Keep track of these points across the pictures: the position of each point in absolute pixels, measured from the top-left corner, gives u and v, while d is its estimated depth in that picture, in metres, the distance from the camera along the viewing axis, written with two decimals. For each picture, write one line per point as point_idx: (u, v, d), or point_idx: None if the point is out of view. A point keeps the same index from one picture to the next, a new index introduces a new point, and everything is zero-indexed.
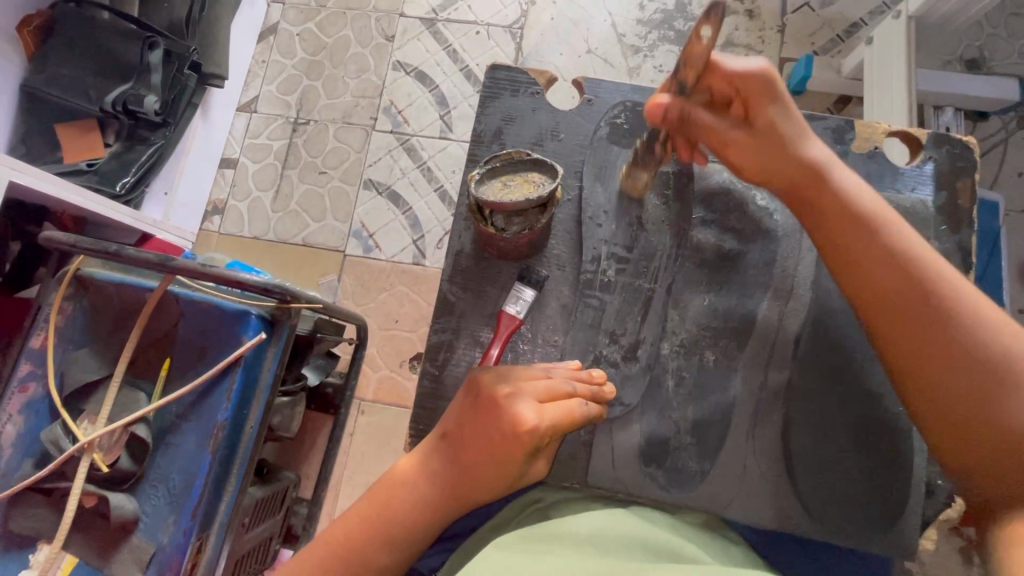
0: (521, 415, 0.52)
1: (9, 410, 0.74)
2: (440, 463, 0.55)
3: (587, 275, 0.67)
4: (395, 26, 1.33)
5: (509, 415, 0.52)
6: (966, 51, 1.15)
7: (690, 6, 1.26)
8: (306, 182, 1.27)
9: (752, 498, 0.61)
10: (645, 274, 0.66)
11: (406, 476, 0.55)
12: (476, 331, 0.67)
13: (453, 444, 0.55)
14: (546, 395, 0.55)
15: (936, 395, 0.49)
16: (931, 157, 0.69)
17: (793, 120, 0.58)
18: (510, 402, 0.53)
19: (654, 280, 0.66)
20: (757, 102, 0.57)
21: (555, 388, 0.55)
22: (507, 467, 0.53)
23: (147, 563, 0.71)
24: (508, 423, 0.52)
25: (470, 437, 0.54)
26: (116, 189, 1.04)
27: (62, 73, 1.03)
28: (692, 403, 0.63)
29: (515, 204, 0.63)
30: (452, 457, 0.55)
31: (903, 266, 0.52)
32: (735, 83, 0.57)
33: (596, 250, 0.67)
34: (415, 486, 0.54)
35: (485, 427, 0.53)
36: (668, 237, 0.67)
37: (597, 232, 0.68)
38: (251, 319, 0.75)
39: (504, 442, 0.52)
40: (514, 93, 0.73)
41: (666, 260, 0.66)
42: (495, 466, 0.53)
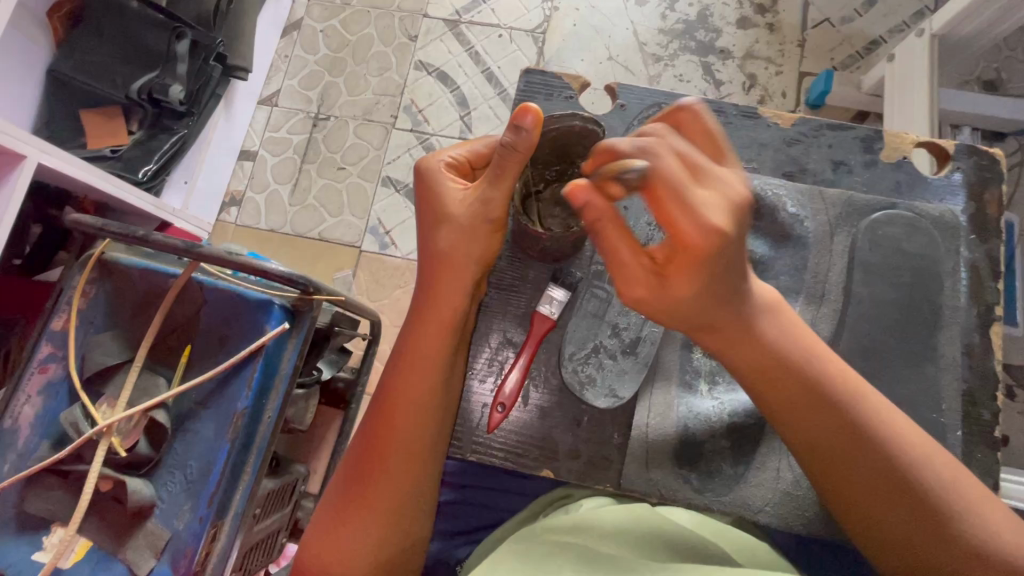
0: (444, 180, 0.57)
1: (27, 390, 0.74)
2: (425, 333, 0.57)
3: (598, 267, 0.66)
4: (418, 26, 1.34)
5: (436, 184, 0.57)
6: (984, 72, 1.16)
7: (712, 18, 1.28)
8: (325, 177, 1.28)
9: (785, 503, 0.59)
10: None
11: (406, 354, 0.57)
12: (506, 330, 0.65)
13: (437, 274, 0.57)
14: (465, 158, 0.59)
15: (828, 461, 0.51)
16: (958, 167, 0.68)
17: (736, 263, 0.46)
18: (441, 174, 0.57)
19: None
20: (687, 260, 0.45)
21: (475, 148, 0.60)
22: (471, 234, 0.56)
23: (162, 548, 0.70)
24: (441, 183, 0.57)
25: (429, 267, 0.58)
26: (139, 176, 1.04)
27: (90, 59, 1.04)
28: (725, 405, 0.61)
29: (558, 118, 0.56)
30: (433, 318, 0.57)
31: (819, 404, 0.51)
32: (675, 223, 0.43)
33: None
34: (411, 372, 0.56)
35: (424, 217, 0.58)
36: None
37: None
38: (274, 309, 0.75)
39: (448, 213, 0.56)
40: (548, 97, 0.73)
41: None
42: (462, 240, 0.56)
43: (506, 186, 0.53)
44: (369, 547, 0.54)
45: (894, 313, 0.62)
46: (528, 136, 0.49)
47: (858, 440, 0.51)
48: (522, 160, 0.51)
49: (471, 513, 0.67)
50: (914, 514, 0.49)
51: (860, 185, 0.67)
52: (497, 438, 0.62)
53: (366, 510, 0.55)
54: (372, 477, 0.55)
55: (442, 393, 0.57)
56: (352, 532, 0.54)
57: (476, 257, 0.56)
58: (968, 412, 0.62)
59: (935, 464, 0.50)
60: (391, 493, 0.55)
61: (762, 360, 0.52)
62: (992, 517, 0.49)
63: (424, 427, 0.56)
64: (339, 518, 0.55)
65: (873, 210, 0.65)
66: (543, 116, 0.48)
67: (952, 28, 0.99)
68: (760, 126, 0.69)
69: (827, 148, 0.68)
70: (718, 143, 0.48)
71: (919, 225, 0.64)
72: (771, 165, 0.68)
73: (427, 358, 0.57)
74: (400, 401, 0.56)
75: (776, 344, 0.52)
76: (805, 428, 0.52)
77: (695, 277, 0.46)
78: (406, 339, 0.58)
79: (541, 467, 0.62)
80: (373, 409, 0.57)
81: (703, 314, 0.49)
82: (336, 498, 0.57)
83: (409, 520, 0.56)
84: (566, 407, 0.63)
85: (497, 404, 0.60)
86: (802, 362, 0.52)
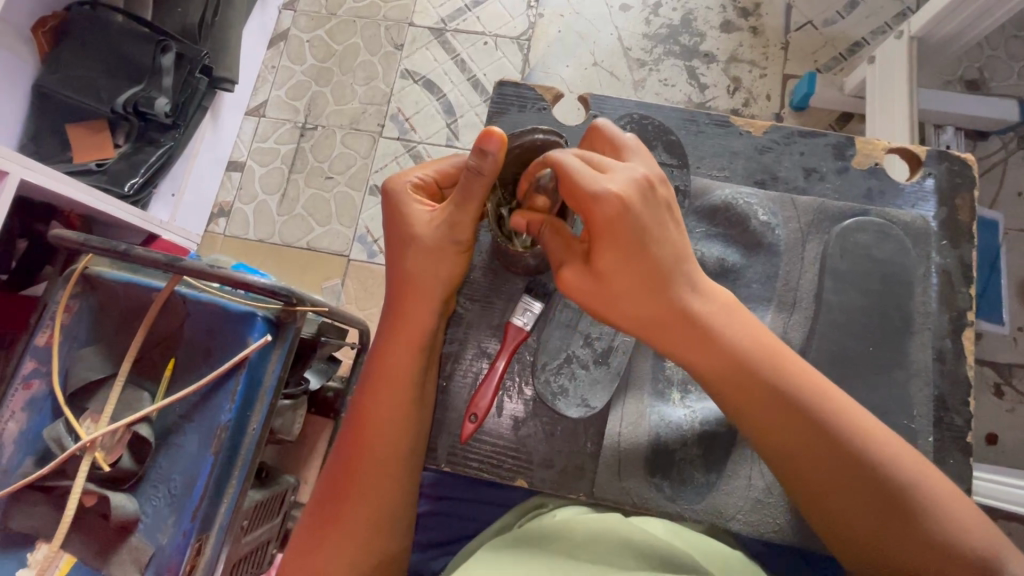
0: (412, 201, 0.57)
1: (11, 407, 0.74)
2: (392, 352, 0.57)
3: None
4: (404, 35, 1.34)
5: (403, 206, 0.57)
6: (966, 72, 1.17)
7: (696, 22, 1.28)
8: (312, 187, 1.28)
9: (759, 510, 0.59)
10: None
11: (375, 375, 0.58)
12: (481, 340, 0.65)
13: (407, 296, 0.57)
14: (433, 179, 0.59)
15: (799, 461, 0.51)
16: (928, 172, 0.68)
17: (654, 244, 0.50)
18: (406, 197, 0.58)
19: None
20: (608, 240, 0.49)
21: (444, 167, 0.60)
22: (438, 255, 0.56)
23: (145, 563, 0.70)
24: (406, 205, 0.57)
25: (397, 288, 0.58)
26: (124, 189, 1.04)
27: (74, 74, 1.04)
28: (698, 414, 0.62)
29: (518, 134, 0.59)
30: (400, 337, 0.58)
31: (787, 403, 0.51)
32: (584, 206, 0.49)
33: None
34: (380, 391, 0.57)
35: (392, 238, 0.59)
36: None
37: None
38: (257, 321, 0.75)
39: (414, 234, 0.57)
40: (521, 109, 0.73)
41: None
42: (430, 259, 0.57)
43: (471, 208, 0.54)
44: (342, 569, 0.54)
45: (865, 318, 0.62)
46: (493, 160, 0.50)
47: (832, 442, 0.50)
48: (487, 181, 0.52)
49: (450, 523, 0.67)
50: (891, 514, 0.49)
51: (832, 192, 0.68)
52: (472, 449, 0.63)
53: (342, 531, 0.55)
54: (345, 498, 0.56)
55: (413, 410, 0.58)
56: (329, 557, 0.54)
57: (444, 277, 0.57)
58: (939, 416, 0.62)
59: (897, 463, 0.50)
60: (361, 514, 0.55)
61: (713, 354, 0.52)
62: (956, 511, 0.49)
63: (396, 445, 0.57)
64: (314, 540, 0.55)
65: (843, 217, 0.66)
66: (507, 141, 0.49)
67: (930, 29, 1.00)
68: (731, 134, 0.69)
69: (799, 155, 0.69)
70: (623, 143, 0.54)
71: (889, 231, 0.65)
72: (743, 173, 0.68)
73: (397, 376, 0.57)
74: (369, 421, 0.56)
75: (725, 337, 0.52)
76: (771, 437, 0.52)
77: (617, 257, 0.50)
78: (374, 360, 0.59)
79: (517, 478, 0.62)
80: (347, 428, 0.58)
81: (637, 299, 0.51)
82: (311, 523, 0.57)
83: (382, 540, 0.56)
84: (542, 417, 0.63)
85: (469, 415, 0.59)
86: (758, 357, 0.52)
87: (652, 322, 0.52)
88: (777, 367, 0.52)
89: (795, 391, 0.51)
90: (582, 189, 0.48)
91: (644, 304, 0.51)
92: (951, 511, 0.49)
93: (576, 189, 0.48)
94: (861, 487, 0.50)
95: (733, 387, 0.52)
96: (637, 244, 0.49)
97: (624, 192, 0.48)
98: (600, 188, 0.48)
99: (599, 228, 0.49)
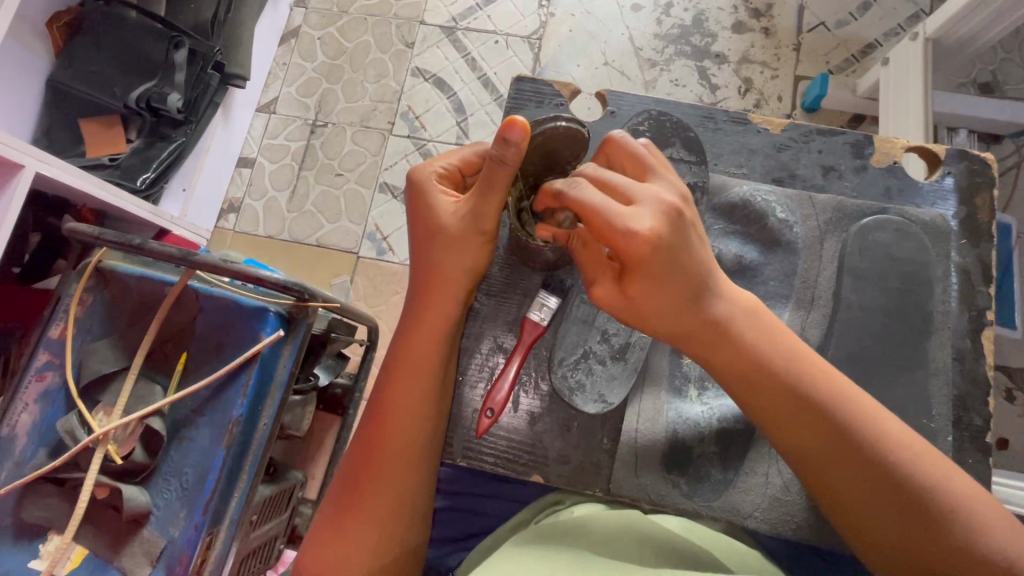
0: (436, 192, 0.58)
1: (25, 399, 0.75)
2: (415, 339, 0.58)
3: None
4: (415, 33, 1.35)
5: (428, 196, 0.58)
6: (980, 75, 1.16)
7: (708, 23, 1.28)
8: (322, 183, 1.28)
9: (775, 509, 0.59)
10: None
11: (398, 361, 0.58)
12: (497, 335, 0.65)
13: (430, 284, 0.58)
14: (456, 168, 0.59)
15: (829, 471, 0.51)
16: (946, 171, 0.68)
17: (681, 271, 0.50)
18: (431, 187, 0.58)
19: None
20: (637, 270, 0.49)
21: (466, 156, 0.59)
22: (462, 244, 0.56)
23: (157, 556, 0.71)
24: (432, 195, 0.57)
25: (421, 277, 0.58)
26: (136, 184, 1.04)
27: (89, 69, 1.04)
28: (716, 411, 0.61)
29: (540, 123, 0.54)
30: (421, 330, 0.58)
31: (812, 415, 0.51)
32: (608, 239, 0.49)
33: None
34: (402, 377, 0.57)
35: (416, 228, 0.59)
36: None
37: None
38: (269, 316, 0.75)
39: (439, 224, 0.57)
40: (539, 105, 0.73)
41: None
42: (454, 248, 0.57)
43: (495, 198, 0.54)
44: (359, 561, 0.54)
45: (883, 318, 0.62)
46: (516, 149, 0.49)
47: (857, 449, 0.50)
48: (510, 171, 0.51)
49: (462, 520, 0.67)
50: (923, 522, 0.49)
51: (850, 191, 0.67)
52: (487, 444, 0.63)
53: (361, 515, 0.55)
54: (363, 489, 0.55)
55: (430, 397, 0.57)
56: (349, 541, 0.54)
57: (467, 266, 0.57)
58: (957, 417, 0.62)
59: (928, 470, 0.49)
60: (376, 509, 0.55)
61: (739, 372, 0.53)
62: (990, 513, 0.49)
63: (417, 432, 0.57)
64: (334, 524, 0.56)
65: (863, 216, 0.65)
66: (530, 129, 0.48)
67: (945, 31, 1.00)
68: (746, 133, 0.69)
69: (815, 154, 0.69)
70: (644, 160, 0.53)
71: (909, 230, 0.64)
72: (759, 172, 0.68)
73: (420, 363, 0.57)
74: (387, 415, 0.56)
75: (751, 356, 0.52)
76: (793, 438, 0.52)
77: (644, 285, 0.50)
78: (393, 352, 0.59)
79: (532, 472, 0.62)
80: (368, 413, 0.58)
81: (666, 321, 0.52)
82: (330, 507, 0.57)
83: (398, 534, 0.56)
84: (557, 413, 0.63)
85: (486, 410, 0.58)
86: (782, 376, 0.52)
87: (682, 340, 0.53)
88: (804, 381, 0.52)
89: (824, 402, 0.51)
90: (607, 223, 0.48)
91: (675, 325, 0.52)
92: (982, 517, 0.48)
93: (600, 223, 0.48)
94: (884, 484, 0.50)
95: (760, 404, 0.53)
96: (665, 273, 0.49)
97: (649, 222, 0.48)
98: (625, 221, 0.47)
99: (627, 259, 0.49)
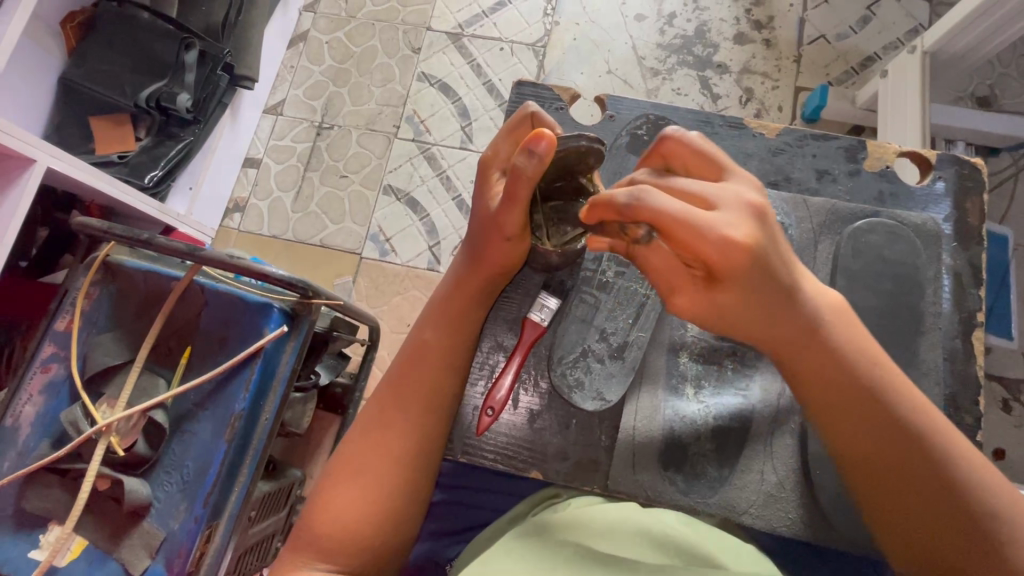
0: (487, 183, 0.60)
1: (30, 389, 0.76)
2: (452, 305, 0.62)
3: (585, 273, 0.67)
4: (421, 39, 1.37)
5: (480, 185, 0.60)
6: (978, 88, 1.18)
7: (710, 33, 1.30)
8: (326, 185, 1.30)
9: (769, 505, 0.60)
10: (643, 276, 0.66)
11: (436, 325, 0.61)
12: (499, 335, 0.66)
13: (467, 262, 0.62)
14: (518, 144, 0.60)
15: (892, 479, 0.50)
16: (941, 177, 0.69)
17: (774, 276, 0.47)
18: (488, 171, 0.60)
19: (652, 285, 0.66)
20: (731, 273, 0.46)
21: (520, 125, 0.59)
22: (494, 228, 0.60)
23: (156, 548, 0.71)
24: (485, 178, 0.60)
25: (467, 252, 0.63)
26: (144, 181, 1.06)
27: (101, 68, 1.06)
28: (710, 409, 0.62)
29: (562, 140, 0.54)
30: (461, 291, 0.62)
31: (883, 419, 0.50)
32: (694, 247, 0.45)
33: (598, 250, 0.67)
34: (437, 339, 0.60)
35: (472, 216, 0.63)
36: None
37: None
38: (273, 313, 0.76)
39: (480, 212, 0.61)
40: (539, 108, 0.75)
41: None
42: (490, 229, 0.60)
43: (519, 204, 0.55)
44: (377, 496, 0.54)
45: (877, 319, 0.63)
46: (539, 161, 0.51)
47: (917, 456, 0.49)
48: (530, 183, 0.53)
49: (460, 513, 0.67)
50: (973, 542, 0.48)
51: (844, 194, 0.69)
52: (487, 441, 0.63)
53: (375, 460, 0.55)
54: (383, 436, 0.56)
55: (446, 395, 0.60)
56: (358, 483, 0.55)
57: (500, 253, 0.60)
58: (949, 418, 0.62)
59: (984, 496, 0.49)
60: (402, 449, 0.56)
61: (817, 371, 0.51)
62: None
63: (442, 394, 0.59)
64: (346, 468, 0.56)
65: (854, 219, 0.66)
66: (555, 144, 0.50)
67: (943, 44, 1.02)
68: (744, 136, 0.71)
69: (812, 158, 0.70)
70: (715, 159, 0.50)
71: (901, 233, 0.65)
72: (757, 174, 0.70)
73: (452, 329, 0.61)
74: (430, 362, 0.60)
75: (831, 356, 0.51)
76: (840, 431, 0.52)
77: (732, 288, 0.47)
78: (437, 309, 0.62)
79: (532, 469, 0.63)
80: (399, 367, 0.60)
81: (756, 323, 0.50)
82: (343, 455, 0.57)
83: (418, 481, 0.57)
84: (557, 410, 0.64)
85: (486, 408, 0.59)
86: (864, 375, 0.51)
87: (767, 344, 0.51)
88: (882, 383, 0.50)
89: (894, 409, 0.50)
90: (691, 231, 0.44)
91: (760, 325, 0.50)
92: None
93: (683, 233, 0.45)
94: (932, 484, 0.49)
95: (831, 407, 0.51)
96: (760, 276, 0.47)
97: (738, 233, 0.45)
98: (712, 229, 0.44)
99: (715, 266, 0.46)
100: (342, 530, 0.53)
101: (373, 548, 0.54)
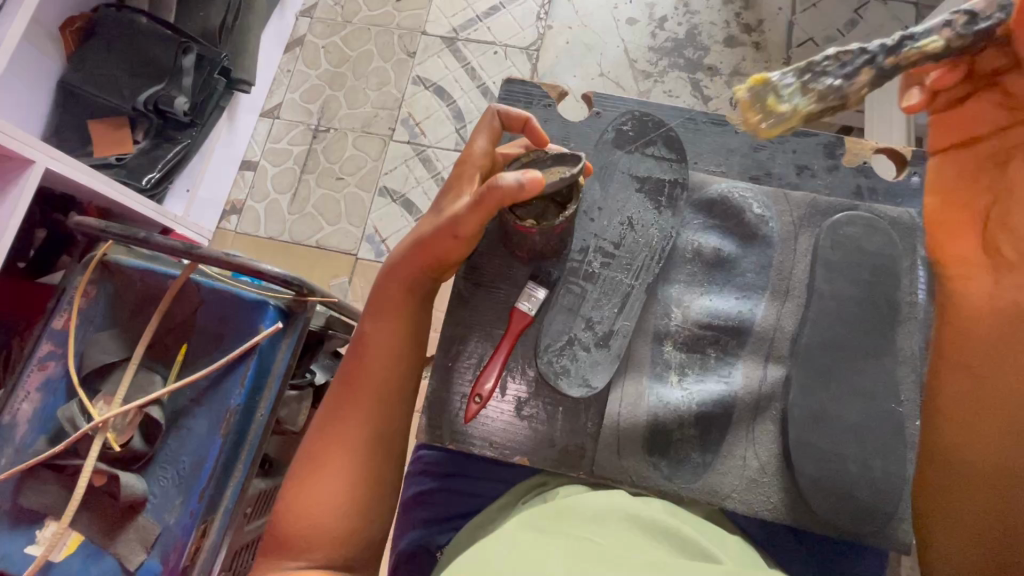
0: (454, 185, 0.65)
1: (27, 387, 0.76)
2: (396, 297, 0.64)
3: (572, 264, 0.68)
4: (417, 43, 1.39)
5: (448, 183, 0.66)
6: None
7: (700, 36, 1.32)
8: (322, 186, 1.31)
9: (751, 489, 0.62)
10: (627, 268, 0.67)
11: (383, 316, 0.63)
12: (488, 326, 0.67)
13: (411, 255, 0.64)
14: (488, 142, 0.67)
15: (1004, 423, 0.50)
16: (917, 172, 0.72)
17: None
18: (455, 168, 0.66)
19: (636, 277, 0.67)
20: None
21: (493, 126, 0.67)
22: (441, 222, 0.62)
23: (152, 543, 0.72)
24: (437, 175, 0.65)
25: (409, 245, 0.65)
26: (142, 183, 1.07)
27: (100, 72, 1.08)
28: (694, 395, 0.64)
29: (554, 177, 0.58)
30: (403, 282, 0.64)
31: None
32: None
33: (584, 242, 0.68)
34: (385, 331, 0.62)
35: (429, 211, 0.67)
36: (657, 242, 0.68)
37: (588, 225, 0.69)
38: (268, 309, 0.77)
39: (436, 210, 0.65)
40: (528, 105, 0.76)
41: (650, 260, 0.67)
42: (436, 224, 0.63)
43: (483, 211, 0.59)
44: (343, 485, 0.57)
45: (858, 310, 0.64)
46: (525, 193, 0.57)
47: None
48: (504, 199, 0.58)
49: (449, 500, 0.68)
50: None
51: (824, 189, 0.71)
52: (473, 429, 0.65)
53: (336, 451, 0.58)
54: (342, 426, 0.59)
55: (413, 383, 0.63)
56: (324, 475, 0.57)
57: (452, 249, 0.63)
58: None
59: None
60: (360, 437, 0.59)
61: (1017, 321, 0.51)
62: None
63: (398, 384, 0.62)
64: (311, 461, 0.58)
65: (834, 212, 0.68)
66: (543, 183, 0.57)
67: None
68: (728, 133, 0.73)
69: (793, 153, 0.73)
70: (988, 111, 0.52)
71: (878, 225, 0.66)
72: (740, 169, 0.73)
73: (398, 319, 0.63)
74: (380, 352, 0.62)
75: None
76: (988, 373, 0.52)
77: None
78: (380, 299, 0.64)
79: (519, 456, 0.64)
80: (351, 359, 0.63)
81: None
82: (308, 449, 0.60)
83: (381, 466, 0.59)
84: (545, 398, 0.65)
85: (474, 396, 0.61)
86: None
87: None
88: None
89: None
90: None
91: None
92: None
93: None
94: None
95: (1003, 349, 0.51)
96: None
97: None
98: None
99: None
100: (312, 522, 0.55)
101: (346, 535, 0.56)
